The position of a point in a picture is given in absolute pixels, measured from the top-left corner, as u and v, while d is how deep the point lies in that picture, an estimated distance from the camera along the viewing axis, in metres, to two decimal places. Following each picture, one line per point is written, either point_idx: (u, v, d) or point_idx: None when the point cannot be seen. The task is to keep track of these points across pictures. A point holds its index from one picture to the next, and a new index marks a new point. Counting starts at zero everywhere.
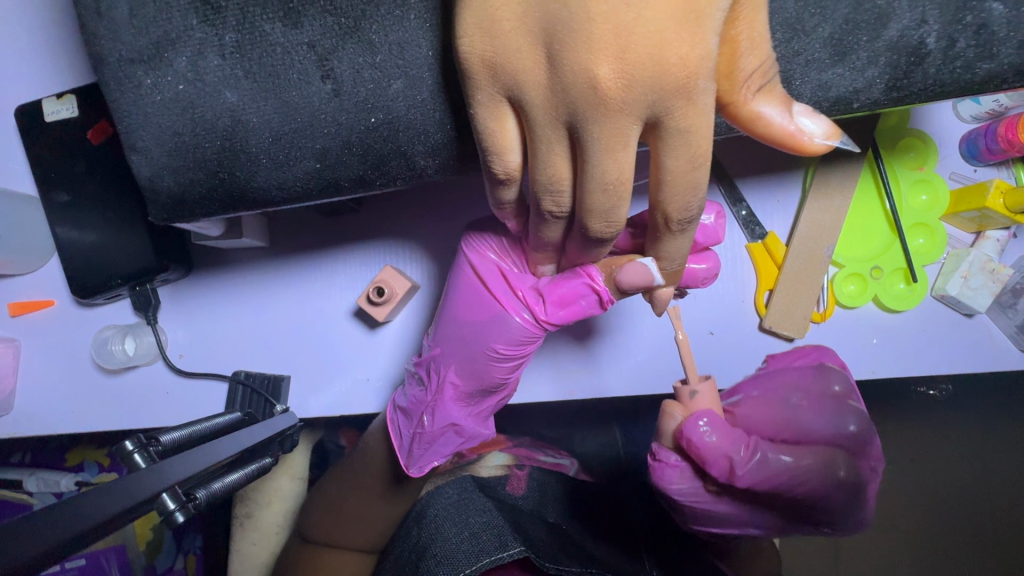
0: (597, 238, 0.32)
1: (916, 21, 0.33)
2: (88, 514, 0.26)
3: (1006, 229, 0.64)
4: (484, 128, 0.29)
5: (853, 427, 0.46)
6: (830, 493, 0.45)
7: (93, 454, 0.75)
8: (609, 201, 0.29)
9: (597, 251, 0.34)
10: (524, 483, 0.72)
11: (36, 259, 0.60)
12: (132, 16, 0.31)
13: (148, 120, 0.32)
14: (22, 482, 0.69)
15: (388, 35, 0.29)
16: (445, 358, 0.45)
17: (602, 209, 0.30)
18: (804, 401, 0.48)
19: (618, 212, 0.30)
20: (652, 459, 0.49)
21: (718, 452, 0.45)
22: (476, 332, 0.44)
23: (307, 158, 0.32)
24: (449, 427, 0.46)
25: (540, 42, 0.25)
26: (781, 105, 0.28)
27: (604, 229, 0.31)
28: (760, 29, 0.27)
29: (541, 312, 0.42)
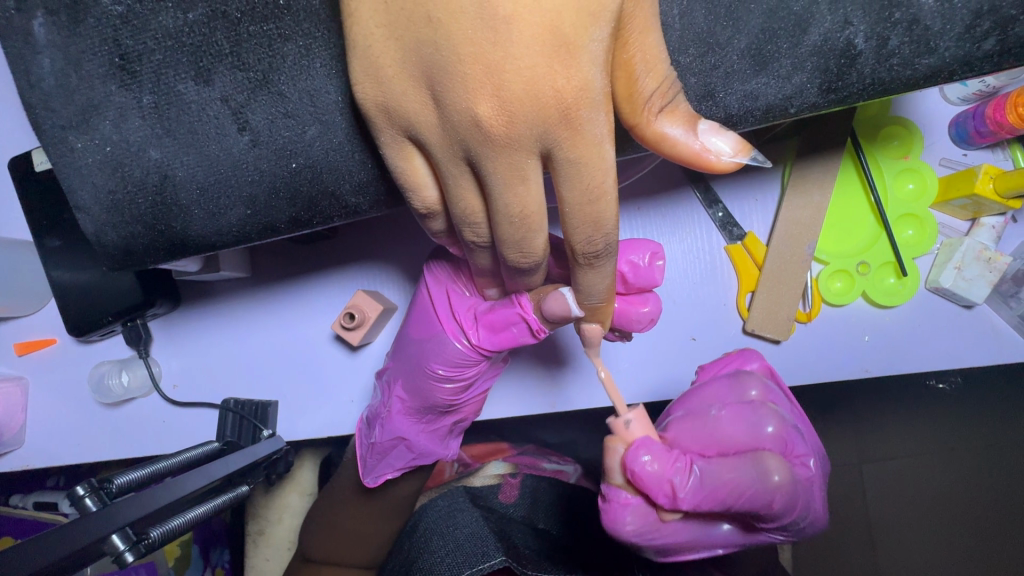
0: (517, 266, 0.34)
1: (839, 23, 0.32)
2: (28, 561, 0.27)
3: (1002, 214, 0.60)
4: (394, 167, 0.30)
5: (772, 428, 0.44)
6: (774, 500, 0.41)
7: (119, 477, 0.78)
8: (519, 231, 0.31)
9: (527, 278, 0.36)
10: (515, 492, 0.74)
11: (37, 301, 0.63)
12: (60, 85, 0.33)
13: (83, 181, 0.33)
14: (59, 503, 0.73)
15: (296, 84, 0.30)
16: (392, 373, 0.47)
17: (518, 239, 0.31)
18: (723, 411, 0.45)
19: (532, 242, 0.32)
20: (603, 498, 0.46)
21: (659, 475, 0.42)
22: (420, 351, 0.45)
23: (236, 206, 0.33)
24: (398, 442, 0.48)
25: (422, 86, 0.25)
26: (685, 125, 0.29)
27: (521, 258, 0.33)
28: (655, 50, 0.28)
29: (475, 338, 0.43)
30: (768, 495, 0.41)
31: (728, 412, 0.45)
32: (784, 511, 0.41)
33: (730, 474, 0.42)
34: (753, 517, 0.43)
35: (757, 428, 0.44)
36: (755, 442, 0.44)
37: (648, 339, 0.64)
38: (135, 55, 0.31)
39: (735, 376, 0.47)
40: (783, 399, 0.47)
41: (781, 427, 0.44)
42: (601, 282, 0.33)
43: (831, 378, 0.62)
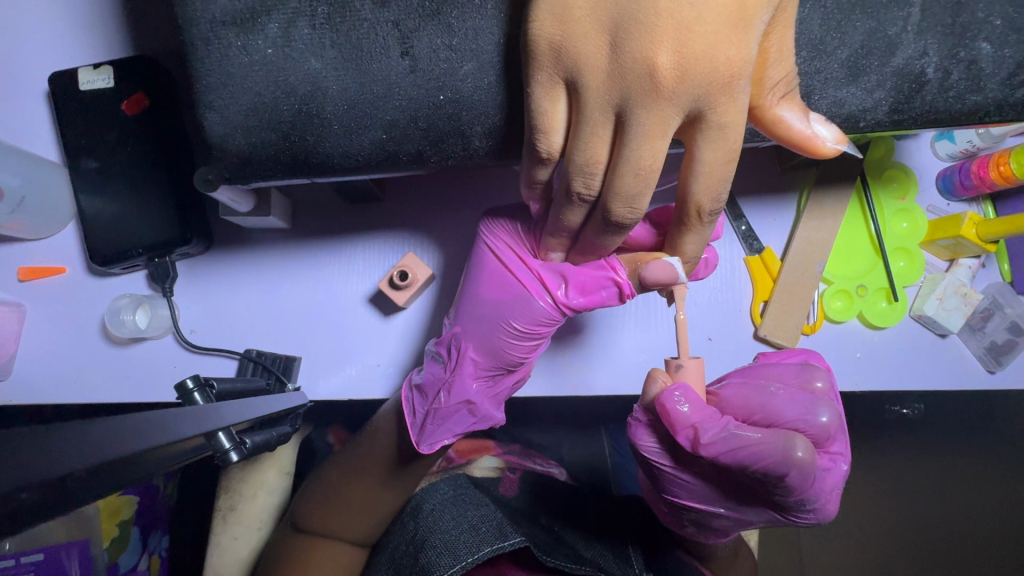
0: (617, 223, 0.35)
1: (918, 52, 0.37)
2: (174, 429, 0.28)
3: (977, 257, 0.69)
4: (538, 106, 0.31)
5: (824, 418, 0.48)
6: (790, 474, 0.44)
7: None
8: (637, 185, 0.32)
9: (613, 238, 0.37)
10: (515, 486, 0.76)
11: (54, 225, 0.59)
12: None
13: (230, 81, 0.34)
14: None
15: (466, 21, 0.32)
16: (467, 334, 0.48)
17: (631, 194, 0.32)
18: (781, 389, 0.50)
19: (642, 198, 0.33)
20: (631, 419, 0.53)
21: (688, 422, 0.47)
22: (500, 312, 0.46)
23: (374, 128, 0.34)
24: (464, 404, 0.49)
25: (606, 30, 0.28)
26: (801, 112, 0.33)
27: (626, 213, 0.34)
28: (788, 44, 0.32)
29: (562, 297, 0.45)
30: (787, 470, 0.44)
31: (786, 392, 0.49)
32: (796, 487, 0.45)
33: (760, 435, 0.45)
34: (765, 484, 0.47)
35: (810, 415, 0.49)
36: (802, 424, 0.49)
37: None
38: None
39: (804, 365, 0.52)
40: (839, 401, 0.51)
41: (833, 421, 0.49)
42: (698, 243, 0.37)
43: None
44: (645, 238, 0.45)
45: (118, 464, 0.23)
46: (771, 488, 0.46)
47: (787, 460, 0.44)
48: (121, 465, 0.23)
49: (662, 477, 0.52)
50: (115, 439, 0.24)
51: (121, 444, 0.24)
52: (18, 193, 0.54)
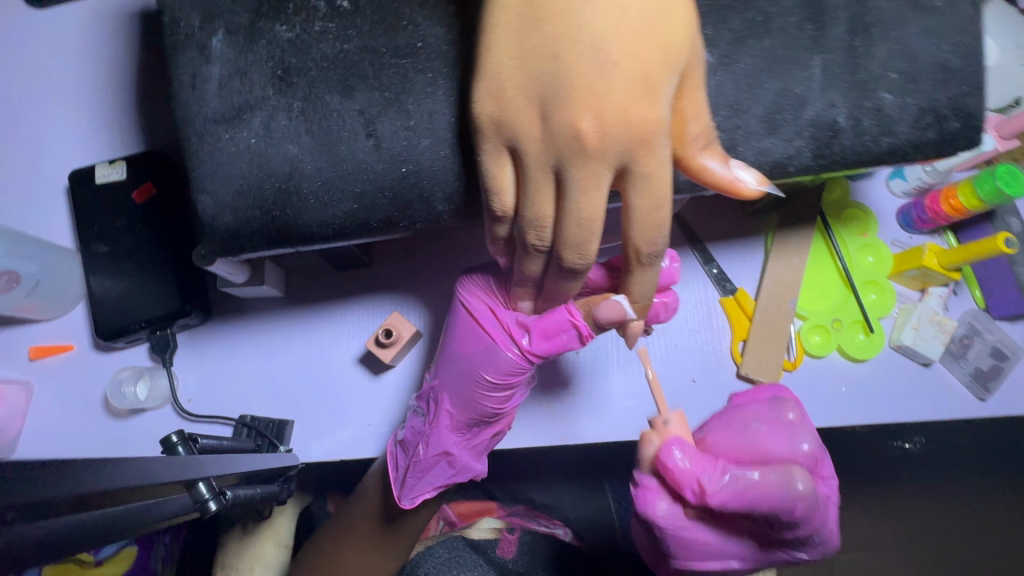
0: (571, 269, 0.38)
1: (827, 105, 0.42)
2: (157, 470, 0.31)
3: (946, 285, 0.72)
4: (488, 172, 0.35)
5: (807, 445, 0.49)
6: (796, 507, 0.45)
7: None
8: (581, 234, 0.35)
9: (571, 284, 0.40)
10: (513, 547, 0.75)
11: (64, 305, 0.63)
12: (219, 87, 0.39)
13: (219, 168, 0.39)
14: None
15: (421, 105, 0.38)
16: (443, 388, 0.50)
17: (578, 243, 0.36)
18: (762, 425, 0.51)
19: (588, 246, 0.36)
20: (635, 487, 0.52)
21: (694, 477, 0.48)
22: (471, 363, 0.49)
23: (347, 200, 0.39)
24: (443, 457, 0.50)
25: (536, 104, 0.32)
26: (721, 160, 0.36)
27: (577, 260, 0.37)
28: (701, 103, 0.35)
29: (526, 346, 0.47)
30: (791, 503, 0.45)
31: (767, 426, 0.50)
32: (803, 520, 0.46)
33: (759, 476, 0.46)
34: (773, 524, 0.47)
35: (793, 445, 0.49)
36: (792, 457, 0.49)
37: (654, 375, 0.69)
38: (295, 72, 0.39)
39: (773, 397, 0.53)
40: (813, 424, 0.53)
41: (814, 446, 0.50)
42: (643, 279, 0.40)
43: (816, 423, 0.69)
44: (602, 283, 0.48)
45: (94, 497, 0.26)
46: (779, 525, 0.47)
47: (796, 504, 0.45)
48: (118, 493, 0.27)
49: (671, 544, 0.50)
50: (117, 474, 0.28)
51: (97, 481, 0.26)
52: (35, 279, 0.59)
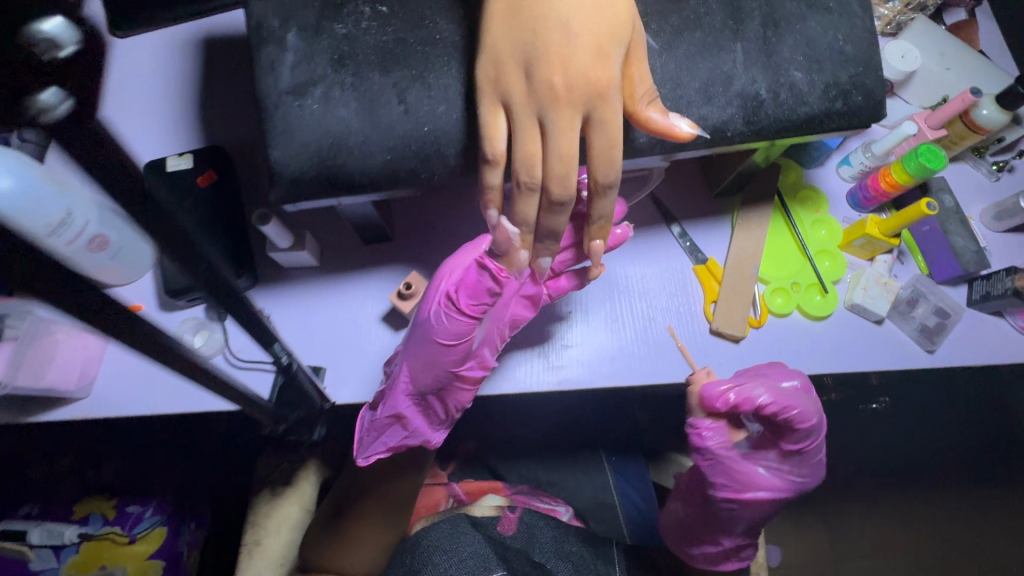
0: (558, 201, 0.48)
1: (750, 81, 0.54)
2: None
3: (889, 253, 0.82)
4: (486, 121, 0.47)
5: (789, 385, 0.75)
6: (812, 418, 0.77)
7: (100, 507, 1.05)
8: (563, 167, 0.47)
9: (558, 219, 0.50)
10: (512, 525, 0.86)
11: (136, 272, 0.75)
12: (289, 68, 0.52)
13: (285, 128, 0.51)
14: (31, 533, 1.00)
15: (439, 79, 0.51)
16: (410, 351, 0.66)
17: (561, 175, 0.47)
18: (769, 374, 0.76)
19: (569, 178, 0.47)
20: (692, 426, 0.79)
21: (726, 397, 0.74)
22: (422, 332, 0.65)
23: (382, 152, 0.51)
24: (395, 416, 0.69)
25: (522, 67, 0.46)
26: (662, 112, 0.48)
27: (561, 191, 0.48)
28: (643, 72, 0.48)
29: (455, 302, 0.62)
30: (810, 415, 0.77)
31: (769, 373, 0.75)
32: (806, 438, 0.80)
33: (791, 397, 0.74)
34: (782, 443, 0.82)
35: (780, 382, 0.75)
36: (780, 392, 0.74)
37: (638, 332, 0.79)
38: (346, 57, 0.52)
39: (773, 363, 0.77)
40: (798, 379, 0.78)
41: (800, 385, 0.75)
42: (607, 208, 0.51)
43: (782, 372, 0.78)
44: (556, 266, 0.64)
45: None
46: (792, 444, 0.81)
47: (823, 417, 0.80)
48: None
49: (729, 475, 0.81)
50: None
51: None
52: (118, 245, 0.70)
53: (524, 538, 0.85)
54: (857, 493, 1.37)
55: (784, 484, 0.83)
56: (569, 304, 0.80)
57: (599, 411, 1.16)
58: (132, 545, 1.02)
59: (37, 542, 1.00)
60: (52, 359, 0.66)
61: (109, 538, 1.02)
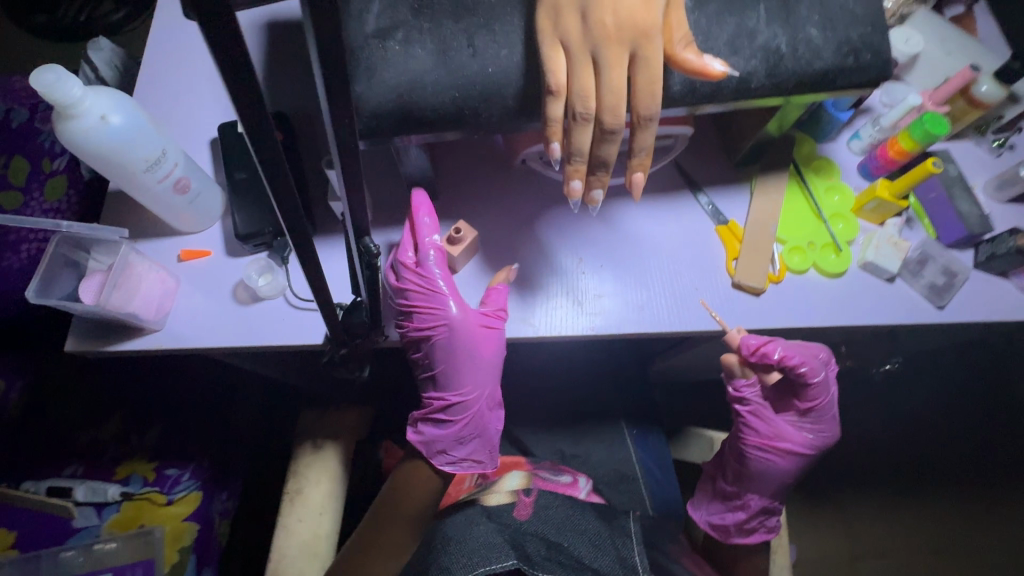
0: (608, 129, 0.56)
1: (773, 36, 0.62)
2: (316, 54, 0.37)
3: (900, 216, 0.88)
4: (546, 57, 0.54)
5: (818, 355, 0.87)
6: (827, 394, 0.89)
7: (140, 469, 1.07)
8: (614, 98, 0.54)
9: (607, 148, 0.57)
10: (527, 510, 0.88)
11: (207, 221, 0.82)
12: (372, 16, 0.60)
13: (367, 67, 0.59)
14: (75, 491, 1.02)
15: (503, 27, 0.58)
16: (456, 343, 0.80)
17: (613, 105, 0.54)
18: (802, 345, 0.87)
19: (620, 108, 0.55)
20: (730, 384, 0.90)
21: (763, 353, 0.84)
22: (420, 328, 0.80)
23: (451, 89, 0.58)
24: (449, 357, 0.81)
25: (579, 13, 0.54)
26: (696, 54, 0.55)
27: (612, 120, 0.55)
28: (681, 20, 0.56)
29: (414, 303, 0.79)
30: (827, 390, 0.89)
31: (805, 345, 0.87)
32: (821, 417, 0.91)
33: (815, 365, 0.86)
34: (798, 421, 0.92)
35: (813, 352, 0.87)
36: (808, 358, 0.86)
37: (664, 285, 0.86)
38: (423, 6, 0.60)
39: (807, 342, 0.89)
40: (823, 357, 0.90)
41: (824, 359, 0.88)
42: (648, 140, 0.58)
43: (799, 323, 0.83)
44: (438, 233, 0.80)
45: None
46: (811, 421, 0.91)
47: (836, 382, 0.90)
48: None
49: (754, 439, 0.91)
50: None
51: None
52: (196, 193, 0.77)
53: (541, 520, 0.87)
54: (866, 483, 1.40)
55: (803, 440, 0.91)
56: (600, 259, 0.86)
57: (619, 385, 1.20)
58: (170, 506, 1.04)
59: (81, 500, 1.02)
60: (137, 290, 0.73)
61: (148, 498, 1.04)
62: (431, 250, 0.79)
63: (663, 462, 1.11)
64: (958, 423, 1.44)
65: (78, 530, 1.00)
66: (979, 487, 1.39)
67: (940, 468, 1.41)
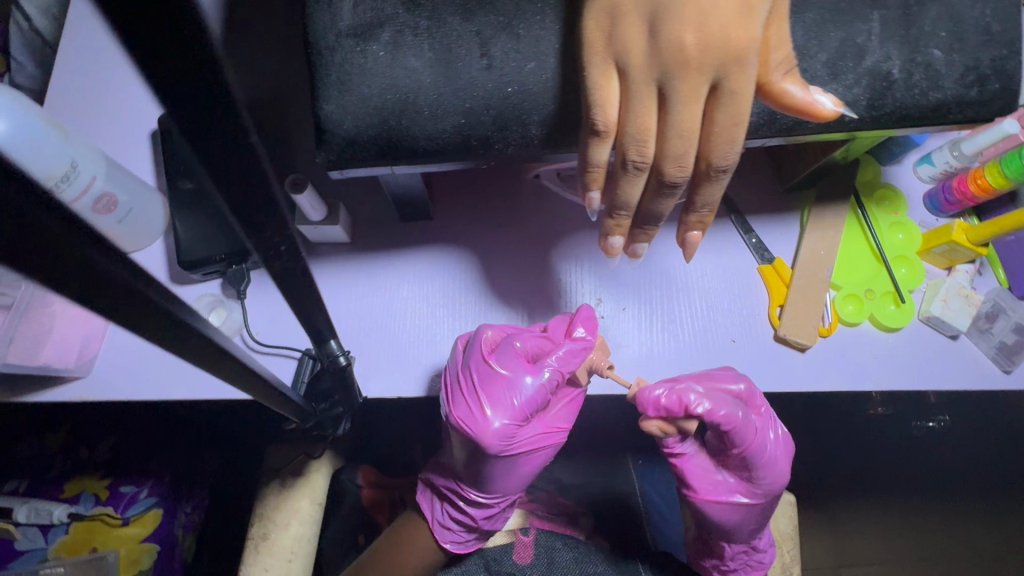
0: (670, 183, 0.42)
1: (883, 57, 0.47)
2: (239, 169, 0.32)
3: (972, 262, 0.76)
4: (594, 83, 0.39)
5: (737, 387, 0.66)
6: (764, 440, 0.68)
7: (91, 487, 0.90)
8: (683, 145, 0.40)
9: (664, 203, 0.44)
10: (529, 551, 0.82)
11: (146, 239, 0.67)
12: (352, 5, 0.44)
13: (342, 77, 0.43)
14: (15, 511, 0.84)
15: (531, 30, 0.42)
16: (539, 407, 0.62)
17: (678, 154, 0.40)
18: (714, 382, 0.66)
19: (688, 157, 0.40)
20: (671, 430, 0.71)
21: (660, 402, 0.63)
22: (507, 441, 0.60)
23: (456, 114, 0.43)
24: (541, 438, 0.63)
25: (645, 21, 0.38)
26: (802, 86, 0.40)
27: (676, 173, 0.41)
28: (782, 34, 0.40)
29: (501, 417, 0.60)
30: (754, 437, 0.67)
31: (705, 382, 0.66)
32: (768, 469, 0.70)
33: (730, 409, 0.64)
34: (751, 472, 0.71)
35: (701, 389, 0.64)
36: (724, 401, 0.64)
37: (696, 335, 0.73)
38: None
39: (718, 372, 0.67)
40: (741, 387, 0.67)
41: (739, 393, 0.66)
42: (716, 195, 0.44)
43: (850, 388, 0.71)
44: (495, 326, 0.65)
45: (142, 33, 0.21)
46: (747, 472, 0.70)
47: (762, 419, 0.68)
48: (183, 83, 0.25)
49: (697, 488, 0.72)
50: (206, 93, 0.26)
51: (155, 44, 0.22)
52: (127, 207, 0.62)
53: (545, 565, 0.81)
54: None
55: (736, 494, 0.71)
56: (623, 299, 0.73)
57: (626, 412, 1.09)
58: (125, 527, 0.88)
59: (22, 521, 0.84)
60: (47, 335, 0.59)
61: (101, 519, 0.87)
62: (516, 341, 0.62)
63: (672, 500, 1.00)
64: None
65: (21, 553, 0.83)
66: None
67: None
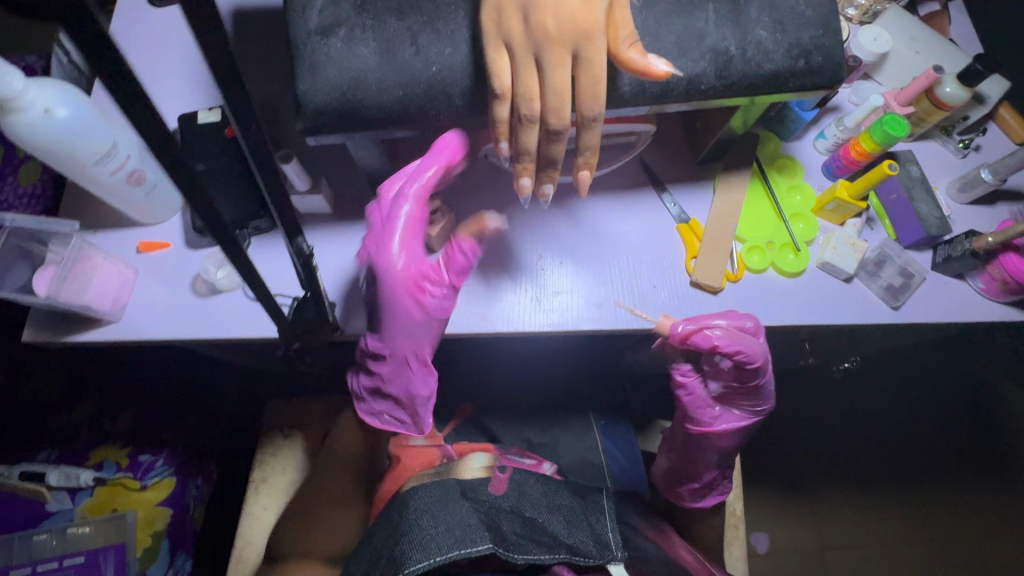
0: (556, 129, 0.56)
1: (721, 39, 0.62)
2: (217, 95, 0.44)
3: (859, 216, 0.89)
4: (490, 58, 0.55)
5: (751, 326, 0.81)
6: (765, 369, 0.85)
7: (114, 454, 1.03)
8: (559, 100, 0.55)
9: (556, 148, 0.58)
10: (502, 485, 0.89)
11: (167, 212, 0.82)
12: (319, 13, 0.60)
13: (311, 64, 0.58)
14: (47, 475, 0.98)
15: (449, 24, 0.58)
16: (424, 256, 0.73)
17: (558, 106, 0.55)
18: (736, 324, 0.80)
19: (565, 108, 0.55)
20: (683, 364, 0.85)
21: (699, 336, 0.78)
22: (392, 280, 0.73)
23: (395, 88, 0.58)
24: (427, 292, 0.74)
25: (520, 14, 0.54)
26: (641, 53, 0.55)
27: (558, 121, 0.56)
28: (626, 19, 0.56)
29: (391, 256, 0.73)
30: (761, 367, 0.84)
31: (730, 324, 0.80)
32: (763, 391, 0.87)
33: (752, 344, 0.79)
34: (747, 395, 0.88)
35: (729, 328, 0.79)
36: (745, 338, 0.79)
37: (624, 283, 0.86)
38: (369, 4, 0.60)
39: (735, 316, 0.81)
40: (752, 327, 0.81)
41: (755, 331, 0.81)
42: (594, 140, 0.58)
43: None
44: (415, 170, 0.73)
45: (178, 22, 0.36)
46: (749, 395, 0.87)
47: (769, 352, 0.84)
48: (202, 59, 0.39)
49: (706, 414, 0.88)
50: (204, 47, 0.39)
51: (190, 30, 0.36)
52: (153, 182, 0.77)
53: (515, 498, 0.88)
54: (837, 476, 1.43)
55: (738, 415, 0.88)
56: (562, 255, 0.87)
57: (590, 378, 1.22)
58: (142, 491, 1.01)
59: (53, 485, 0.97)
60: (91, 282, 0.74)
61: (122, 484, 1.01)
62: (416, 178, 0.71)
63: (629, 451, 1.11)
64: (929, 410, 1.47)
65: (52, 513, 0.97)
66: (968, 482, 1.41)
67: (906, 457, 1.44)
